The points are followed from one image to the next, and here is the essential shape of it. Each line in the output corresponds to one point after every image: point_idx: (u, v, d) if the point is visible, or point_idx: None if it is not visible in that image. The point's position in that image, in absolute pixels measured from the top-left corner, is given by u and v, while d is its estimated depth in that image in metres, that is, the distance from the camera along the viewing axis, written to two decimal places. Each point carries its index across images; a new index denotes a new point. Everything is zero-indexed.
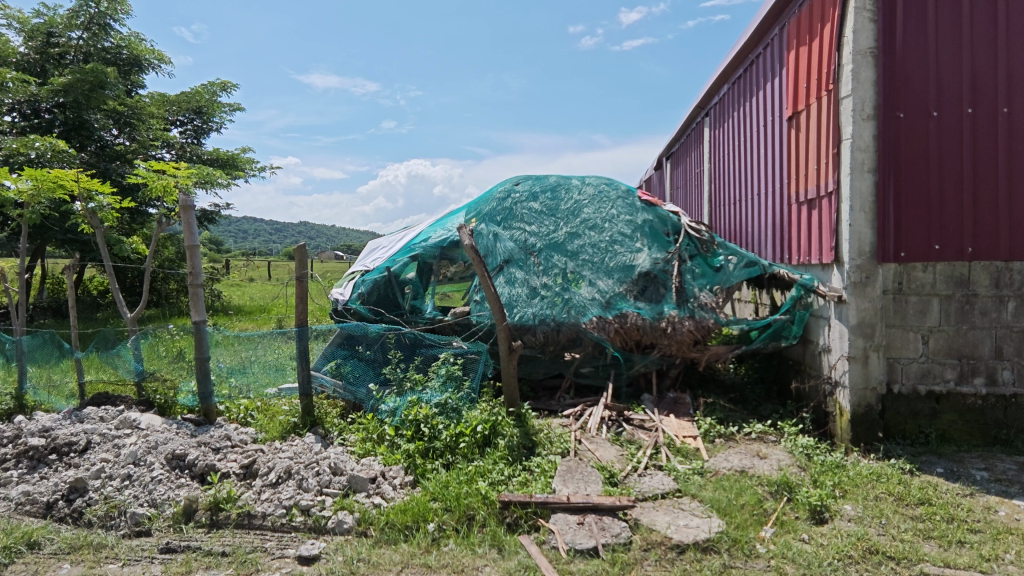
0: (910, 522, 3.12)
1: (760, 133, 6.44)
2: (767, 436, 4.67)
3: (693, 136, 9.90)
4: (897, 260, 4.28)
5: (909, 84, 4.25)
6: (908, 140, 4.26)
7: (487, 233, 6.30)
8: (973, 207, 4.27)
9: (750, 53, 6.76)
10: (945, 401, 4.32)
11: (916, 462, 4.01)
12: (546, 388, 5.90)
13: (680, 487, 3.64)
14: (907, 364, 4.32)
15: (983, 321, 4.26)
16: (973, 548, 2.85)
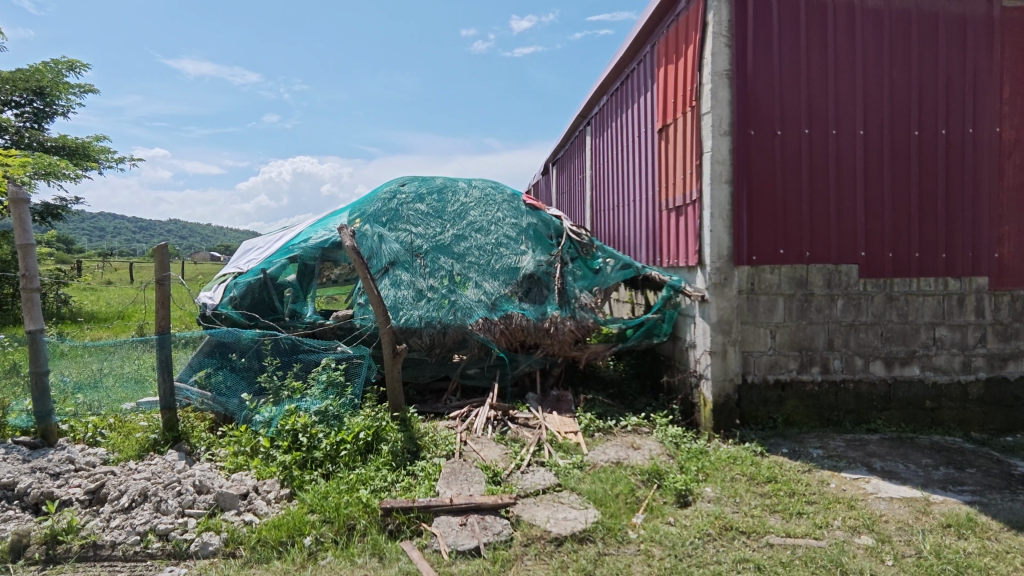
0: (759, 498, 3.46)
1: (635, 143, 6.84)
2: (641, 427, 4.98)
3: (576, 144, 10.32)
4: (749, 263, 4.76)
5: (758, 105, 4.73)
6: (757, 155, 4.75)
7: (372, 234, 6.13)
8: (810, 217, 4.82)
9: (626, 67, 7.17)
10: (790, 389, 4.85)
11: (765, 444, 4.46)
12: (433, 391, 5.89)
13: (560, 481, 3.78)
14: (758, 356, 4.80)
15: (818, 317, 4.83)
16: (809, 517, 3.22)
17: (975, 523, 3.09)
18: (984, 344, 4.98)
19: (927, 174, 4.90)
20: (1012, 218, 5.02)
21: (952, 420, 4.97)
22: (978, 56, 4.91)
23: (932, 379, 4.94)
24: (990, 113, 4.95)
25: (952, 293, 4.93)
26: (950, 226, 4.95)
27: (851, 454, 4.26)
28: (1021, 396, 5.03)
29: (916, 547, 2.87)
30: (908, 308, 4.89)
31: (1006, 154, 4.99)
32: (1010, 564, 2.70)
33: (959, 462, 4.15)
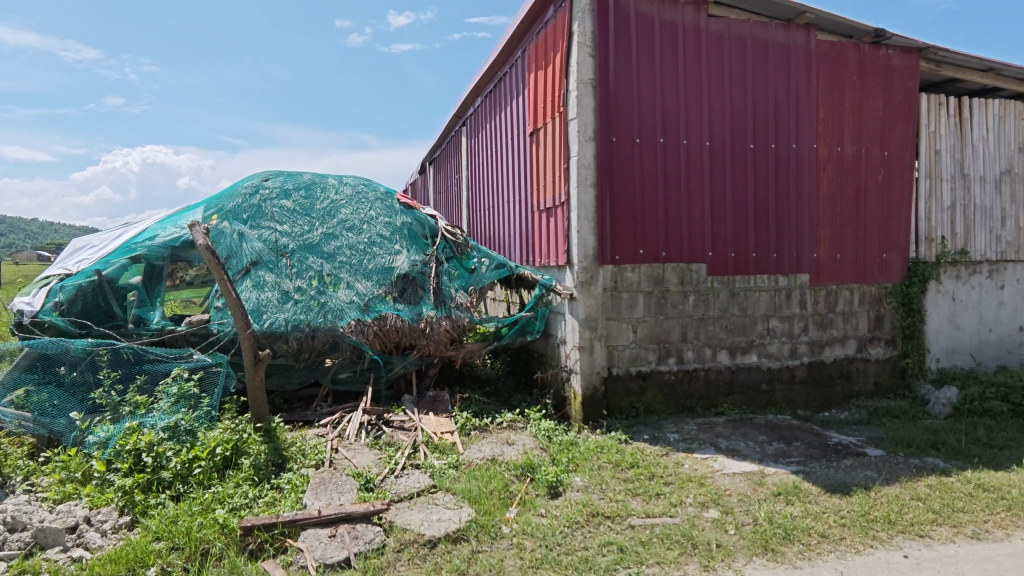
0: (623, 484, 3.69)
1: (509, 145, 6.98)
2: (516, 423, 5.09)
3: (452, 144, 10.31)
4: (613, 262, 5.06)
5: (619, 114, 5.05)
6: (619, 161, 5.06)
7: (231, 231, 5.69)
8: (665, 219, 5.22)
9: (499, 70, 7.29)
10: (650, 379, 5.23)
11: (628, 432, 4.77)
12: (302, 399, 5.61)
13: (434, 482, 3.75)
14: (622, 350, 5.13)
15: (674, 312, 5.25)
16: (665, 497, 3.49)
17: (800, 489, 3.53)
18: (807, 332, 5.72)
19: (761, 183, 5.51)
20: (827, 224, 5.81)
21: (782, 400, 5.65)
22: (799, 82, 5.62)
23: (767, 365, 5.57)
24: (809, 132, 5.69)
25: (782, 288, 5.60)
26: (780, 230, 5.62)
27: (701, 436, 4.68)
28: (836, 376, 5.83)
29: (753, 515, 3.22)
30: (747, 302, 5.49)
31: (822, 168, 5.77)
32: (826, 523, 3.11)
33: (788, 437, 4.72)
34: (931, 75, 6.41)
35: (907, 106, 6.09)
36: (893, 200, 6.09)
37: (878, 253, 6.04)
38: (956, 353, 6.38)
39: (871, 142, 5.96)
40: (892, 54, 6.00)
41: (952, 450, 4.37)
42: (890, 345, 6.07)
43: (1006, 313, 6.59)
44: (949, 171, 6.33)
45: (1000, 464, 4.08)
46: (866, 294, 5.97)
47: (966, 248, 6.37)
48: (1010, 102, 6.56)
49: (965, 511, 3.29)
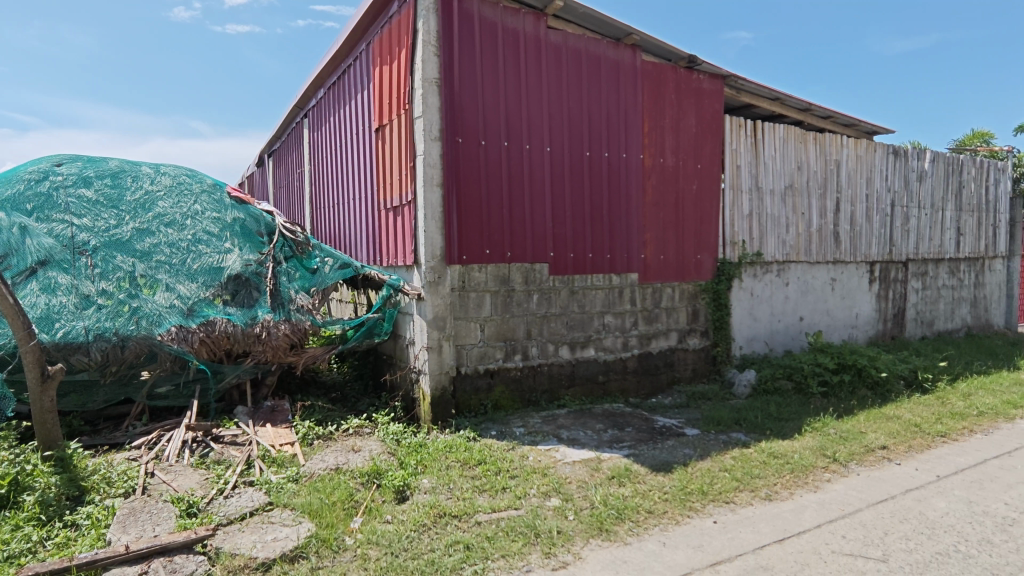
0: (470, 481, 3.73)
1: (353, 140, 6.70)
2: (362, 429, 4.90)
3: (293, 135, 9.64)
4: (460, 262, 5.11)
5: (465, 116, 5.10)
6: (464, 162, 5.11)
7: (9, 225, 4.82)
8: (510, 221, 5.38)
9: (342, 61, 6.97)
10: (497, 376, 5.36)
11: (476, 429, 4.84)
12: (110, 419, 4.92)
13: (270, 499, 3.47)
14: (470, 349, 5.20)
15: (519, 310, 5.45)
16: (511, 491, 3.59)
17: (630, 471, 3.85)
18: (637, 326, 6.27)
19: (596, 188, 5.92)
20: (652, 227, 6.40)
21: (617, 389, 6.13)
22: (627, 96, 6.12)
23: (603, 357, 6.01)
24: (636, 143, 6.23)
25: (615, 286, 6.08)
26: (612, 233, 6.08)
27: (545, 428, 4.90)
28: (661, 365, 6.47)
29: (590, 500, 3.44)
30: (585, 299, 5.87)
31: (647, 176, 6.35)
32: (652, 500, 3.42)
33: (620, 423, 5.13)
34: (733, 99, 7.36)
35: (714, 125, 6.93)
36: (705, 208, 6.89)
37: (694, 254, 6.80)
38: (755, 341, 7.41)
39: (687, 156, 6.69)
40: (702, 78, 6.79)
41: (751, 425, 5.06)
42: (704, 336, 6.88)
43: (790, 305, 7.80)
44: (747, 184, 7.32)
45: (785, 434, 4.81)
46: (684, 291, 6.70)
47: (760, 250, 7.41)
48: (790, 128, 7.70)
49: (760, 477, 3.83)
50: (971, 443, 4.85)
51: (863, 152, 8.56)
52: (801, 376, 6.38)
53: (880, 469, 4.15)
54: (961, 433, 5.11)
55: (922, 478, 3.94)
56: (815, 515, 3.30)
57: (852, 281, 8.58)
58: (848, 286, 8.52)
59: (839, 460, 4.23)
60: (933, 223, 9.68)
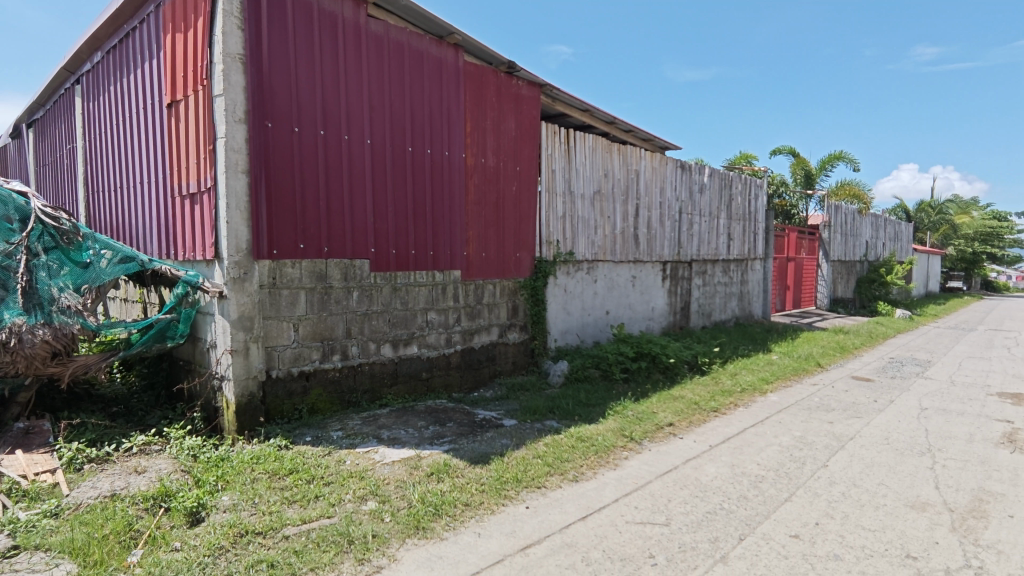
0: (278, 493, 3.46)
1: (139, 115, 5.82)
2: (150, 447, 4.29)
3: (60, 104, 8.10)
4: (270, 257, 4.72)
5: (275, 99, 4.71)
6: (275, 148, 4.72)
7: None
8: (327, 214, 5.09)
9: (124, 23, 6.01)
10: (313, 378, 5.06)
11: (289, 436, 4.51)
12: None
13: (16, 543, 2.86)
14: (282, 350, 4.83)
15: (337, 308, 5.20)
16: (324, 498, 3.40)
17: (449, 466, 3.89)
18: (459, 322, 6.38)
19: (418, 184, 5.86)
20: (475, 225, 6.55)
21: (440, 385, 6.17)
22: (449, 95, 6.16)
23: (426, 354, 6.01)
24: (458, 142, 6.31)
25: (438, 283, 6.10)
26: (435, 230, 6.08)
27: (364, 429, 4.75)
28: (483, 359, 6.67)
29: (408, 499, 3.40)
30: (408, 296, 5.80)
31: (469, 175, 6.47)
32: (469, 492, 3.49)
33: (442, 419, 5.17)
34: (548, 107, 7.82)
35: (532, 130, 7.29)
36: (523, 208, 7.22)
37: (514, 252, 7.10)
38: (568, 333, 7.98)
39: (506, 157, 6.94)
40: (521, 84, 7.09)
41: (563, 412, 5.45)
42: (523, 330, 7.24)
43: (598, 300, 8.53)
44: (561, 188, 7.84)
45: (592, 418, 5.26)
46: (505, 287, 6.98)
47: (573, 250, 7.99)
48: (598, 139, 8.40)
49: (568, 460, 4.13)
50: (736, 415, 5.77)
51: (658, 164, 9.68)
52: (606, 364, 7.02)
53: (667, 443, 4.73)
54: (728, 407, 6.05)
55: (698, 449, 4.57)
56: (613, 490, 3.65)
57: (649, 278, 9.67)
58: (646, 282, 9.58)
59: (635, 438, 4.74)
60: (710, 228, 11.31)
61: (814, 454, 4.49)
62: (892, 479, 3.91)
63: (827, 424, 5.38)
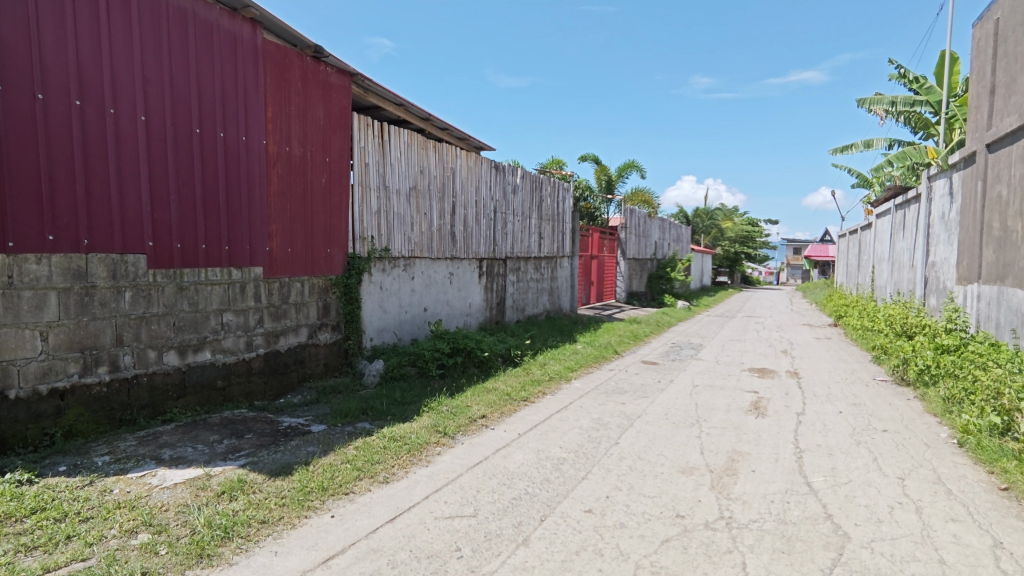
0: (13, 540, 2.82)
1: None
2: None
3: None
4: (3, 251, 3.85)
5: (6, 56, 3.84)
6: (7, 118, 3.85)
7: None
8: (86, 200, 4.30)
9: None
10: (70, 396, 4.25)
11: (35, 468, 3.72)
12: None
13: None
14: (24, 365, 3.98)
15: (102, 312, 4.42)
16: (79, 539, 2.85)
17: (244, 482, 3.53)
18: (261, 324, 5.85)
19: (208, 171, 5.23)
20: (278, 218, 6.04)
21: (238, 394, 5.59)
22: (244, 74, 5.59)
23: (222, 360, 5.40)
24: (257, 127, 5.75)
25: (235, 281, 5.52)
26: (231, 223, 5.49)
27: (140, 451, 4.11)
28: (290, 363, 6.21)
29: (191, 525, 3.00)
30: (197, 296, 5.15)
31: (270, 164, 5.94)
32: (265, 509, 3.20)
33: (239, 430, 4.69)
34: (360, 98, 7.54)
35: (343, 120, 6.94)
36: (334, 202, 6.85)
37: (324, 248, 6.71)
38: (384, 332, 7.77)
39: (314, 147, 6.52)
40: (330, 72, 6.71)
41: (376, 412, 5.29)
42: (335, 330, 6.88)
43: (416, 297, 8.46)
44: (375, 182, 7.56)
45: (406, 417, 5.19)
46: (314, 285, 6.57)
47: (388, 246, 7.77)
48: (413, 134, 8.29)
49: (379, 462, 4.02)
50: (543, 403, 6.14)
51: (473, 164, 9.88)
52: (423, 361, 6.97)
53: (478, 435, 4.85)
54: (537, 396, 6.43)
55: (507, 438, 4.76)
56: (424, 488, 3.63)
57: (465, 275, 9.85)
58: (462, 279, 9.74)
59: (448, 433, 4.79)
60: (523, 227, 11.88)
61: (609, 433, 4.96)
62: (668, 449, 4.48)
63: (620, 405, 5.99)
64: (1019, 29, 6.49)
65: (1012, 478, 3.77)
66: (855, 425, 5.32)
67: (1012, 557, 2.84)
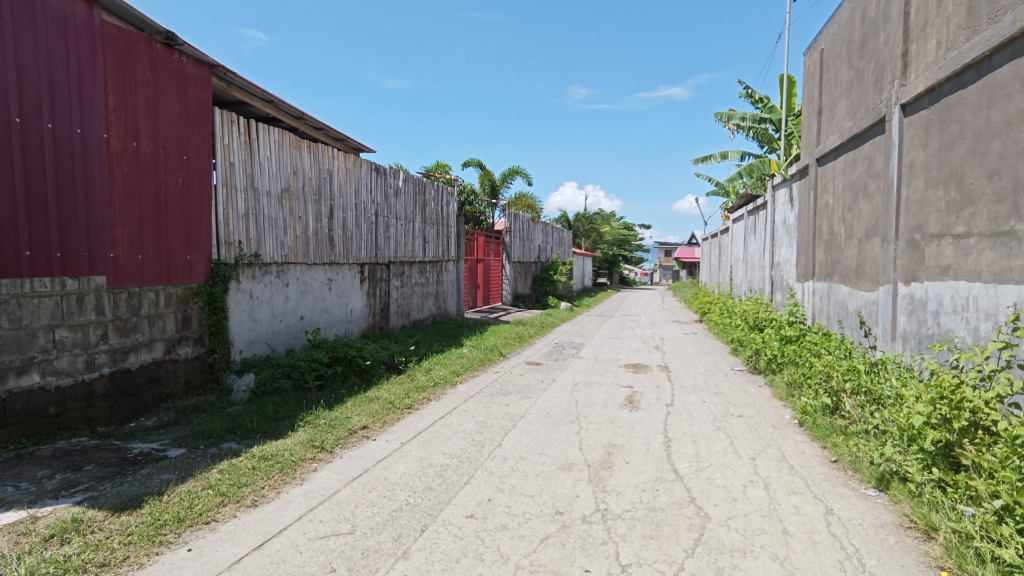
0: None
1: None
2: None
3: None
4: None
5: None
6: None
7: None
8: None
9: None
10: None
11: None
12: None
13: None
14: None
15: None
16: None
17: (80, 521, 3.11)
18: (106, 340, 5.20)
19: (31, 166, 4.58)
20: (124, 221, 5.41)
21: (77, 420, 4.92)
22: (77, 59, 4.96)
23: (55, 384, 4.73)
24: (96, 119, 5.12)
25: (70, 292, 4.86)
26: (63, 226, 4.84)
27: None
28: (142, 382, 5.58)
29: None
30: (20, 311, 4.48)
31: (114, 161, 5.31)
32: (107, 549, 2.84)
33: (77, 462, 4.13)
34: (222, 92, 6.98)
35: (203, 115, 6.37)
36: (194, 203, 6.26)
37: (182, 254, 6.11)
38: (255, 343, 7.23)
39: (168, 144, 5.93)
40: (185, 61, 6.14)
41: (245, 431, 4.90)
42: (197, 343, 6.29)
43: (290, 305, 7.98)
44: (242, 183, 7.00)
45: (279, 434, 4.86)
46: (171, 295, 5.96)
47: (259, 251, 7.23)
48: (285, 133, 7.81)
49: (246, 485, 3.72)
50: (427, 409, 6.06)
51: (351, 165, 9.52)
52: (298, 373, 6.59)
53: (358, 447, 4.66)
54: (421, 403, 6.32)
55: (389, 448, 4.63)
56: (297, 508, 3.42)
57: (345, 281, 9.46)
58: (342, 285, 9.35)
59: (325, 448, 4.55)
60: (406, 232, 11.67)
61: (492, 436, 4.99)
62: (549, 447, 4.60)
63: (504, 407, 6.06)
64: (838, 59, 7.47)
65: (840, 451, 4.31)
66: (716, 412, 5.81)
67: (840, 521, 3.23)
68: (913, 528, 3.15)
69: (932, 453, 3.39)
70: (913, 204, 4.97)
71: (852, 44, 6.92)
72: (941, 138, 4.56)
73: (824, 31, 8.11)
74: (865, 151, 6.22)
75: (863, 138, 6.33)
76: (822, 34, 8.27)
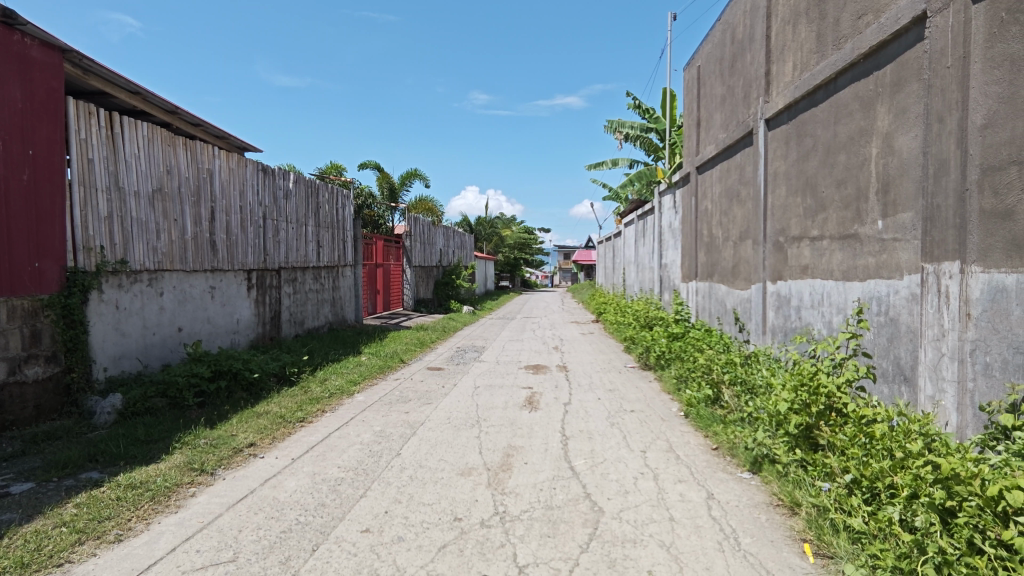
0: None
1: None
2: None
3: None
4: None
5: None
6: None
7: None
8: None
9: None
10: None
11: None
12: None
13: None
14: None
15: None
16: None
17: None
18: None
19: None
20: None
21: None
22: None
23: None
24: None
25: None
26: None
27: None
28: None
29: None
30: None
31: None
32: None
33: None
34: (79, 81, 6.28)
35: (52, 105, 5.66)
36: (44, 204, 5.56)
37: (29, 262, 5.41)
38: (123, 359, 6.53)
39: (9, 137, 5.22)
40: (29, 43, 5.43)
41: (109, 458, 4.40)
42: (50, 361, 5.59)
43: (165, 316, 7.29)
44: (104, 182, 6.30)
45: (150, 458, 4.41)
46: (15, 308, 5.25)
47: (126, 258, 6.52)
48: (156, 127, 7.14)
49: (110, 518, 3.34)
50: (321, 422, 5.78)
51: (235, 164, 8.90)
52: (175, 390, 6.03)
53: (243, 467, 4.34)
54: (315, 415, 6.02)
55: (279, 465, 4.36)
56: (170, 539, 3.12)
57: (230, 288, 8.82)
58: (226, 292, 8.70)
59: (206, 470, 4.20)
60: (298, 236, 11.11)
61: (390, 445, 4.85)
62: (449, 453, 4.54)
63: (403, 415, 5.92)
64: (712, 76, 8.06)
65: (719, 438, 4.64)
66: (611, 408, 6.05)
67: (719, 504, 3.47)
68: (780, 505, 3.45)
69: (795, 436, 3.72)
70: (778, 210, 5.46)
71: (724, 62, 7.51)
72: (798, 150, 5.06)
73: (701, 49, 8.73)
74: (737, 161, 6.76)
75: (735, 149, 6.88)
76: (698, 52, 8.89)
